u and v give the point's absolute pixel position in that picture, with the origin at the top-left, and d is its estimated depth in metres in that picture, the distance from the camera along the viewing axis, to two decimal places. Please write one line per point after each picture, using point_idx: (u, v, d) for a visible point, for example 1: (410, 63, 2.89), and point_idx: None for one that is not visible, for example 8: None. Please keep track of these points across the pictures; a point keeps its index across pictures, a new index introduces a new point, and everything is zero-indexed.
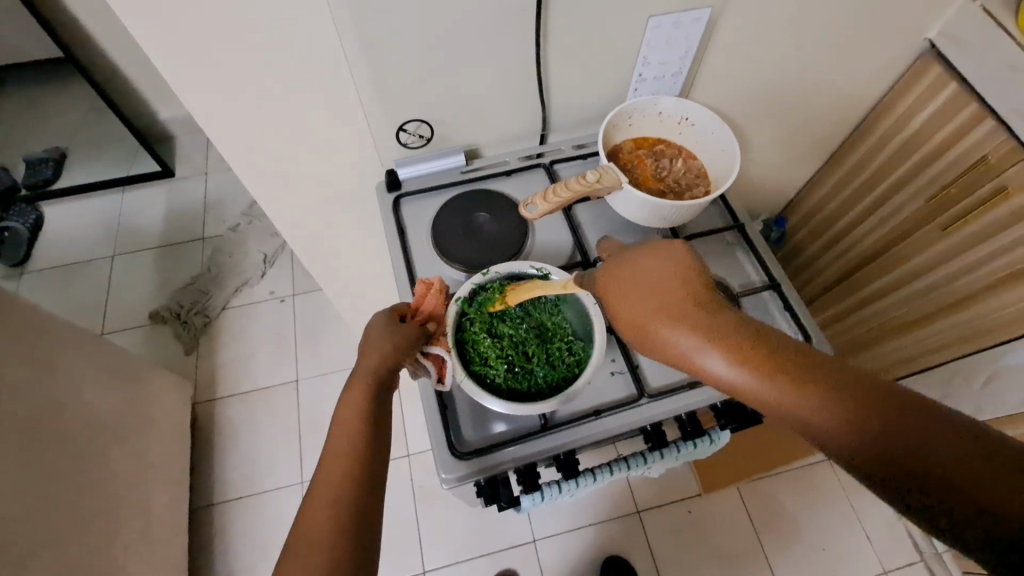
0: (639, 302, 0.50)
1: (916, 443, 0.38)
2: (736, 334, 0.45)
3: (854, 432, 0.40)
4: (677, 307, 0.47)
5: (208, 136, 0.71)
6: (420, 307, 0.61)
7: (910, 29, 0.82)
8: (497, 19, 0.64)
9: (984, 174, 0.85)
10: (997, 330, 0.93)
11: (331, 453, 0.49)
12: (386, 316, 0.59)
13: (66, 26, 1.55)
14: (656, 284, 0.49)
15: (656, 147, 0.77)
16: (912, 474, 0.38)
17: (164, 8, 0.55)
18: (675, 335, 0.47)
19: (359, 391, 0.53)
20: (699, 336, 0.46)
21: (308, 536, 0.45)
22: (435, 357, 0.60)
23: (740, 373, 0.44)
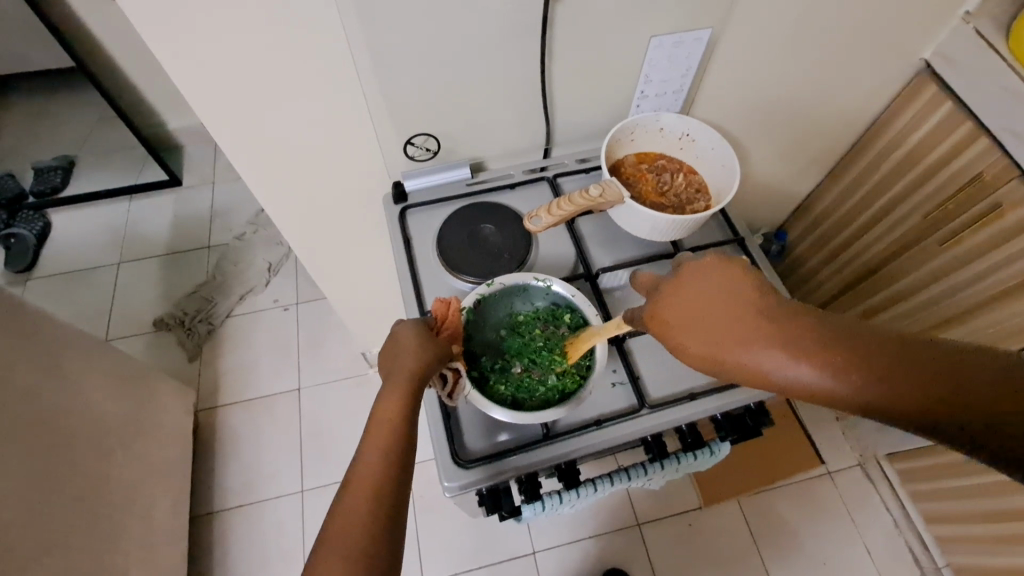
0: (692, 323, 0.48)
1: (967, 399, 0.39)
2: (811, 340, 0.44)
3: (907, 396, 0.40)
4: (734, 312, 0.46)
5: (220, 146, 0.73)
6: (445, 324, 0.60)
7: (906, 49, 0.84)
8: (504, 36, 0.66)
9: (979, 191, 0.87)
10: (997, 342, 0.95)
11: (368, 445, 0.49)
12: (418, 326, 0.57)
13: (77, 36, 1.58)
14: (708, 298, 0.48)
15: (657, 161, 0.78)
16: (965, 430, 0.39)
17: (184, 22, 0.57)
18: (766, 355, 0.44)
19: (394, 390, 0.52)
20: (755, 343, 0.45)
21: (342, 532, 0.45)
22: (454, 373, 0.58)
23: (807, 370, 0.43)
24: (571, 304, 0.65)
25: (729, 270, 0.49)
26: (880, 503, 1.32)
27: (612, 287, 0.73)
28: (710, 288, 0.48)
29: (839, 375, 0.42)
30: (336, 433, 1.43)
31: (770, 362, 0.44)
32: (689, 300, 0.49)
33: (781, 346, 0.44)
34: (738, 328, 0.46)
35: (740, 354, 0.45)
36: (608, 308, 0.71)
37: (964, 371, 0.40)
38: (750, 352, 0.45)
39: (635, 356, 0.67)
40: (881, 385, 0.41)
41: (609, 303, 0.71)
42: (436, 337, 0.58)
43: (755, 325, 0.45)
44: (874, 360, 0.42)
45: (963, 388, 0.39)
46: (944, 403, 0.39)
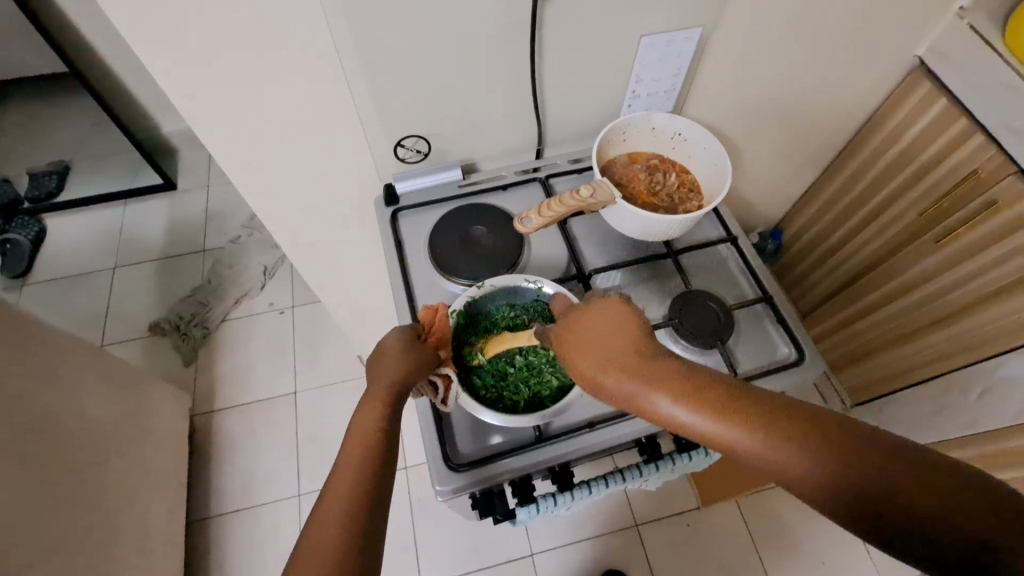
0: (615, 363, 0.49)
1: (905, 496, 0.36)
2: (715, 390, 0.44)
3: (821, 478, 0.39)
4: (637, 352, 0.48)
5: (210, 151, 0.72)
6: (432, 329, 0.60)
7: (900, 46, 0.84)
8: (494, 37, 0.66)
9: (975, 187, 0.86)
10: (992, 341, 0.93)
11: (341, 470, 0.48)
12: (402, 334, 0.58)
13: (70, 40, 1.57)
14: (629, 344, 0.50)
15: (650, 161, 0.78)
16: (905, 526, 0.36)
17: (171, 26, 0.57)
18: (674, 405, 0.45)
19: (371, 408, 0.51)
20: (655, 391, 0.46)
21: (316, 541, 0.43)
22: (445, 378, 0.58)
23: (710, 425, 0.43)
24: None
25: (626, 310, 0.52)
26: None
27: (604, 288, 0.72)
28: (603, 324, 0.52)
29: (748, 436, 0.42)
30: (334, 436, 1.42)
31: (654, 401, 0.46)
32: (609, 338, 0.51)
33: (658, 384, 0.46)
34: (624, 361, 0.48)
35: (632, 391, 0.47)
36: None
37: (885, 454, 0.38)
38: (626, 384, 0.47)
39: None
40: (787, 449, 0.40)
41: None
42: (420, 344, 0.57)
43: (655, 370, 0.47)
44: (781, 426, 0.41)
45: (889, 476, 0.37)
46: (866, 489, 0.37)
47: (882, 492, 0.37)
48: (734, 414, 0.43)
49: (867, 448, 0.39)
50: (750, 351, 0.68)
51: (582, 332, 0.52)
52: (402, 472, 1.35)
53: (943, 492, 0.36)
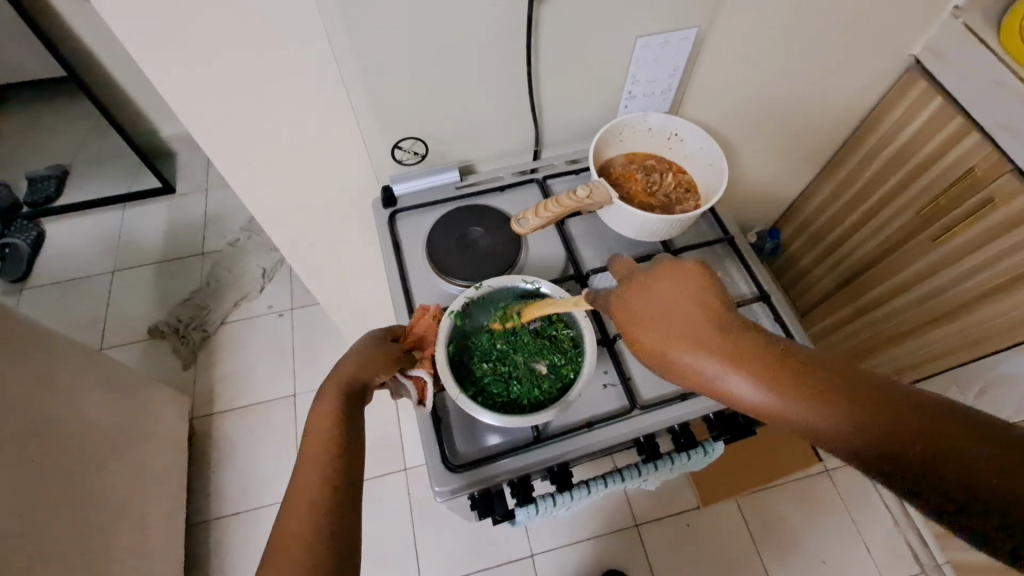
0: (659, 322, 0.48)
1: (941, 453, 0.36)
2: (748, 349, 0.44)
3: (857, 436, 0.39)
4: (670, 310, 0.48)
5: (208, 154, 0.73)
6: (412, 331, 0.64)
7: (894, 46, 0.85)
8: (490, 39, 0.66)
9: (971, 185, 0.87)
10: (996, 337, 0.93)
11: (305, 462, 0.50)
12: (378, 333, 0.61)
13: (68, 45, 1.58)
14: (671, 310, 0.48)
15: (646, 162, 0.78)
16: (933, 481, 0.36)
17: (168, 30, 0.57)
18: (705, 362, 0.45)
19: (330, 400, 0.53)
20: (695, 345, 0.45)
21: (287, 543, 0.45)
22: (416, 379, 0.61)
23: (744, 382, 0.43)
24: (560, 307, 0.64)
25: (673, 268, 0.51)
26: (879, 500, 1.31)
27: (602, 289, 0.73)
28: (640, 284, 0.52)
29: (788, 395, 0.41)
30: None
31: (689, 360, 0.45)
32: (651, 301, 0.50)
33: (693, 343, 0.45)
34: (657, 321, 0.48)
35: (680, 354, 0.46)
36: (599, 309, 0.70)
37: (917, 412, 0.38)
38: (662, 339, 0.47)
39: (626, 356, 0.67)
40: (824, 408, 0.40)
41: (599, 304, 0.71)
42: (393, 344, 0.61)
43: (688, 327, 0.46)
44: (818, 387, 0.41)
45: (927, 435, 0.37)
46: (903, 449, 0.37)
47: (916, 446, 0.37)
48: (770, 369, 0.43)
49: (902, 405, 0.39)
50: None
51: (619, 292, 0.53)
52: (402, 474, 1.35)
53: (973, 443, 0.36)
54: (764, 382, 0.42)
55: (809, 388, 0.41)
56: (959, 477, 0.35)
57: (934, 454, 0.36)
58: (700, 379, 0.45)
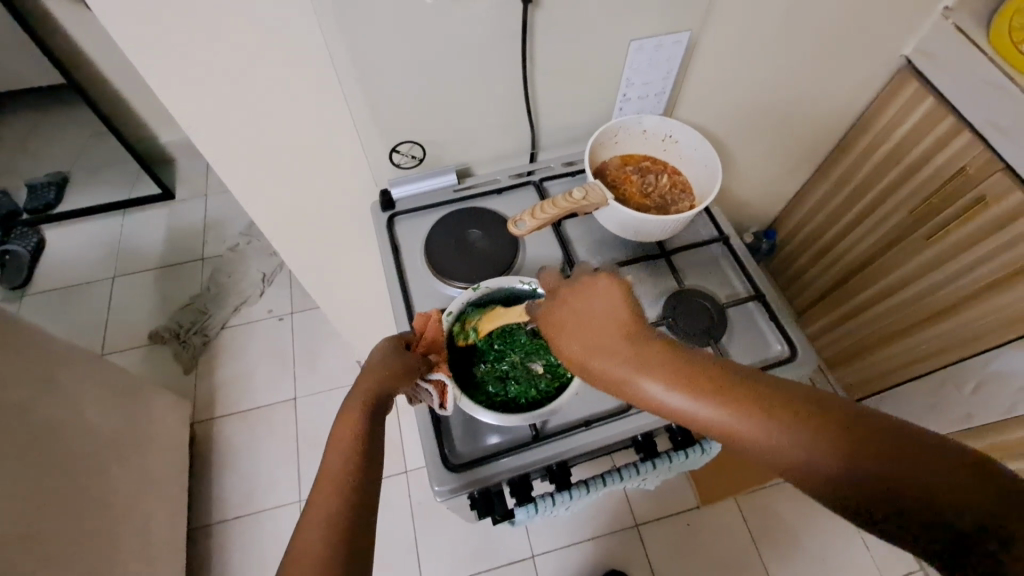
0: (623, 360, 0.48)
1: (911, 477, 0.36)
2: (697, 372, 0.45)
3: (810, 459, 0.40)
4: (618, 338, 0.49)
5: (209, 161, 0.74)
6: (424, 336, 0.61)
7: (885, 47, 0.86)
8: (486, 44, 0.67)
9: (963, 184, 0.87)
10: (983, 337, 0.94)
11: (325, 476, 0.49)
12: (392, 342, 0.59)
13: (67, 52, 1.59)
14: (614, 335, 0.49)
15: (642, 163, 0.79)
16: (893, 502, 0.37)
17: (168, 39, 0.58)
18: (658, 389, 0.46)
19: (353, 412, 0.53)
20: (645, 371, 0.47)
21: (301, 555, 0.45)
22: (436, 383, 0.58)
23: (697, 407, 0.44)
24: None
25: (617, 294, 0.52)
26: None
27: None
28: (586, 312, 0.52)
29: (740, 420, 0.42)
30: None
31: (643, 387, 0.46)
32: (613, 339, 0.49)
33: (643, 368, 0.47)
34: (602, 347, 0.49)
35: (643, 389, 0.46)
36: None
37: (867, 430, 0.39)
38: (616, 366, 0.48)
39: None
40: (774, 431, 0.41)
41: None
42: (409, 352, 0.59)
43: (636, 353, 0.48)
44: (770, 411, 0.42)
45: (884, 459, 0.37)
46: (859, 471, 0.38)
47: (865, 470, 0.38)
48: (720, 393, 0.44)
49: (854, 426, 0.39)
50: (743, 349, 0.68)
51: (566, 314, 0.54)
52: (403, 476, 1.36)
53: (928, 465, 0.37)
54: (714, 406, 0.44)
55: (758, 413, 0.42)
56: (911, 497, 0.36)
57: (890, 478, 0.37)
58: (653, 404, 0.46)
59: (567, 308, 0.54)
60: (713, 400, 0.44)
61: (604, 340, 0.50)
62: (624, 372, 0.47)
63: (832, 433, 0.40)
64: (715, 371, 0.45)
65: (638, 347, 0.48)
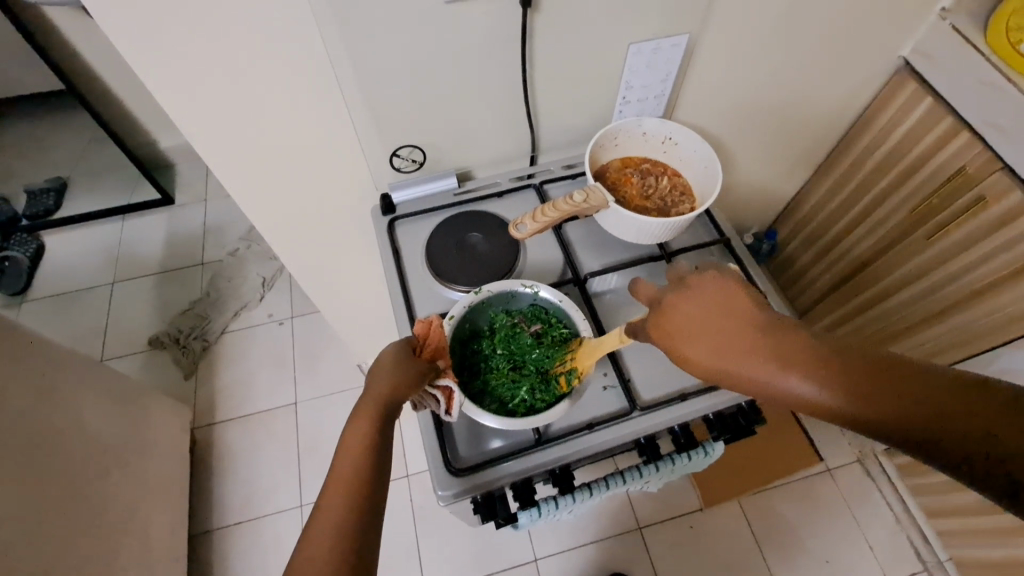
0: (699, 335, 0.46)
1: (981, 429, 0.36)
2: (789, 348, 0.43)
3: (903, 422, 0.38)
4: (708, 321, 0.46)
5: (209, 166, 0.74)
6: (428, 341, 0.60)
7: (884, 48, 0.86)
8: (485, 48, 0.67)
9: (963, 184, 0.87)
10: (985, 336, 0.95)
11: (335, 483, 0.49)
12: (400, 347, 0.58)
13: (66, 58, 1.59)
14: (702, 316, 0.46)
15: (642, 165, 0.79)
16: (976, 455, 0.36)
17: (168, 46, 0.58)
18: (747, 365, 0.43)
19: (367, 414, 0.52)
20: (735, 351, 0.44)
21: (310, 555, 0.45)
22: (444, 390, 0.58)
23: (793, 382, 0.42)
24: (560, 310, 0.65)
25: (711, 280, 0.48)
26: (879, 498, 1.32)
27: (601, 291, 0.73)
28: (679, 296, 0.49)
29: (833, 392, 0.40)
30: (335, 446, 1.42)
31: (734, 367, 0.44)
32: (693, 311, 0.47)
33: (733, 348, 0.44)
34: (692, 329, 0.46)
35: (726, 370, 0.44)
36: (597, 311, 0.71)
37: (955, 392, 0.38)
38: (706, 350, 0.45)
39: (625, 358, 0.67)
40: (865, 398, 0.40)
41: (598, 307, 0.72)
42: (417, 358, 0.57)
43: (726, 333, 0.45)
44: (859, 378, 0.40)
45: (967, 414, 0.37)
46: (946, 429, 0.37)
47: (949, 427, 0.37)
48: (814, 367, 0.41)
49: (946, 389, 0.38)
50: None
51: (660, 302, 0.50)
52: (404, 481, 1.35)
53: (1011, 418, 0.36)
54: (808, 378, 0.41)
55: (851, 383, 0.40)
56: (999, 451, 0.35)
57: (976, 433, 0.36)
58: (743, 382, 0.44)
59: (663, 297, 0.50)
60: (805, 372, 0.42)
61: (684, 315, 0.47)
62: (713, 352, 0.45)
63: (922, 395, 0.38)
64: (811, 346, 0.43)
65: (728, 326, 0.45)
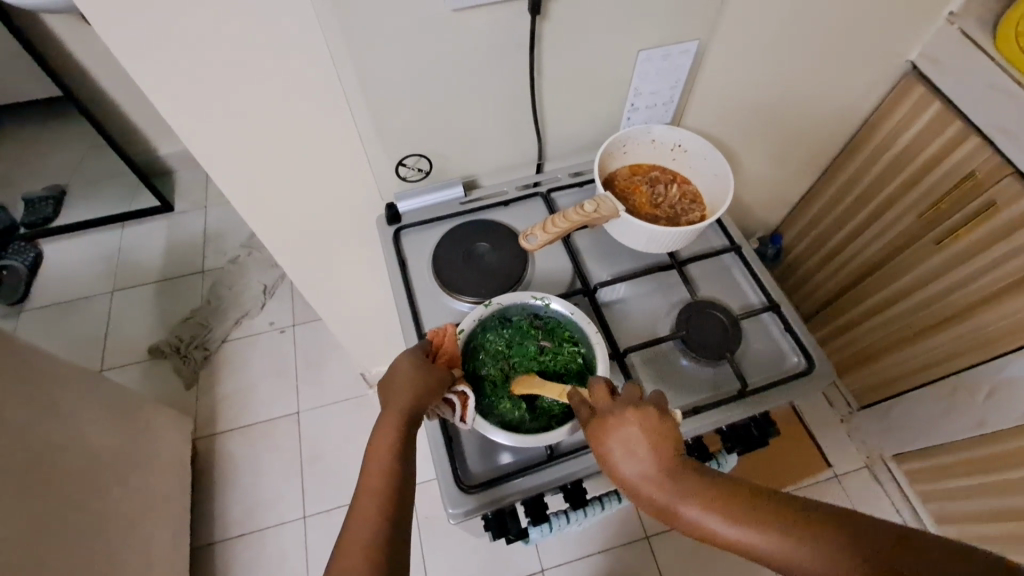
0: (639, 470, 0.48)
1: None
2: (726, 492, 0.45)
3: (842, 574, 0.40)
4: (644, 460, 0.48)
5: (212, 176, 0.72)
6: (442, 348, 0.60)
7: (892, 53, 0.85)
8: (492, 55, 0.66)
9: (973, 188, 0.86)
10: (993, 343, 0.93)
11: (365, 488, 0.49)
12: (416, 354, 0.58)
13: (65, 65, 1.57)
14: (639, 452, 0.49)
15: (651, 173, 0.78)
16: None
17: (170, 55, 0.57)
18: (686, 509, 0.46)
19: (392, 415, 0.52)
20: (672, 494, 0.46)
21: (351, 553, 0.45)
22: (460, 396, 0.57)
23: (733, 530, 0.44)
24: (571, 322, 0.63)
25: (644, 416, 0.50)
26: None
27: (610, 301, 0.72)
28: (616, 429, 0.51)
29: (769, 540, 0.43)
30: (338, 456, 1.40)
31: (674, 508, 0.46)
32: (641, 443, 0.49)
33: (671, 491, 0.47)
34: (632, 465, 0.49)
35: (660, 498, 0.47)
36: (607, 321, 0.70)
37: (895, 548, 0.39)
38: (649, 488, 0.48)
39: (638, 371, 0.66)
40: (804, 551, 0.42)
41: (608, 317, 0.71)
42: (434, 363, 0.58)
43: (663, 475, 0.47)
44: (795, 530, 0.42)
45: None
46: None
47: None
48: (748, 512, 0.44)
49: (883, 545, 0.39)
50: (758, 362, 0.67)
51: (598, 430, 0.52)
52: None
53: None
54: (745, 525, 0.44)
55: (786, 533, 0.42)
56: None
57: None
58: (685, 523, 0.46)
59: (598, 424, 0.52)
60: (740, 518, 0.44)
61: (633, 447, 0.49)
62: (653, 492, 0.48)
63: (859, 552, 0.40)
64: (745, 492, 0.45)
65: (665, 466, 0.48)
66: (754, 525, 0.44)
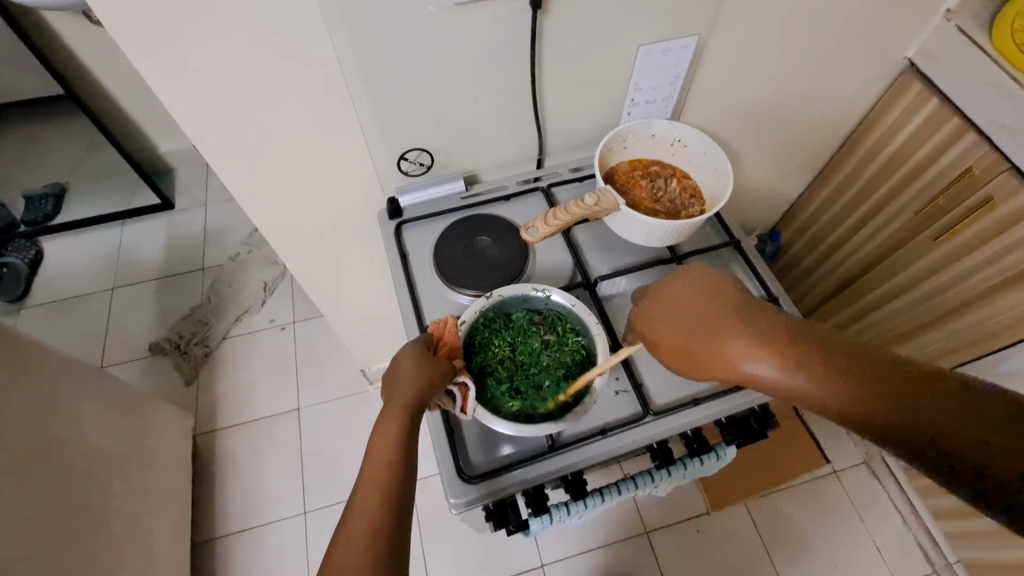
0: (692, 323, 0.55)
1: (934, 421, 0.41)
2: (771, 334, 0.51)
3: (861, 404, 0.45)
4: (699, 310, 0.56)
5: (215, 170, 0.73)
6: (444, 340, 0.60)
7: (890, 49, 0.86)
8: (494, 49, 0.66)
9: (970, 184, 0.87)
10: (994, 336, 0.94)
11: (365, 480, 0.49)
12: (418, 347, 0.58)
13: (66, 63, 1.58)
14: (694, 305, 0.56)
15: (650, 168, 0.79)
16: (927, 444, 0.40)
17: (174, 49, 0.57)
18: (731, 344, 0.52)
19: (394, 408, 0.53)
20: (720, 334, 0.53)
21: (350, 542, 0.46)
22: (462, 387, 0.57)
23: (770, 366, 0.50)
24: (572, 314, 0.64)
25: (706, 276, 0.58)
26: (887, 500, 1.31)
27: (610, 295, 0.73)
28: (677, 286, 0.59)
29: (801, 375, 0.48)
30: (338, 453, 1.41)
31: (721, 346, 0.53)
32: (699, 295, 0.57)
33: (720, 331, 0.53)
34: (687, 314, 0.56)
35: (710, 341, 0.54)
36: (607, 314, 0.71)
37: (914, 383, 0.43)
38: (698, 332, 0.55)
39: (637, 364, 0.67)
40: (830, 385, 0.46)
41: (608, 310, 0.71)
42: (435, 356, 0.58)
43: (715, 320, 0.54)
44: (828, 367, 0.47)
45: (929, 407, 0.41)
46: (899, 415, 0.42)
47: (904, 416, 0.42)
48: (789, 351, 0.50)
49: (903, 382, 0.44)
50: None
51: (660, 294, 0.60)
52: None
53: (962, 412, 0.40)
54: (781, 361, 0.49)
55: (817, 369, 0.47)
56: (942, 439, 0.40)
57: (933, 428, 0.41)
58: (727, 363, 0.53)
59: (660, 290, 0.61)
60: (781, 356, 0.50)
61: (691, 298, 0.57)
62: (703, 337, 0.54)
63: (880, 389, 0.44)
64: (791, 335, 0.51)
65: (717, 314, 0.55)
66: (792, 363, 0.49)
